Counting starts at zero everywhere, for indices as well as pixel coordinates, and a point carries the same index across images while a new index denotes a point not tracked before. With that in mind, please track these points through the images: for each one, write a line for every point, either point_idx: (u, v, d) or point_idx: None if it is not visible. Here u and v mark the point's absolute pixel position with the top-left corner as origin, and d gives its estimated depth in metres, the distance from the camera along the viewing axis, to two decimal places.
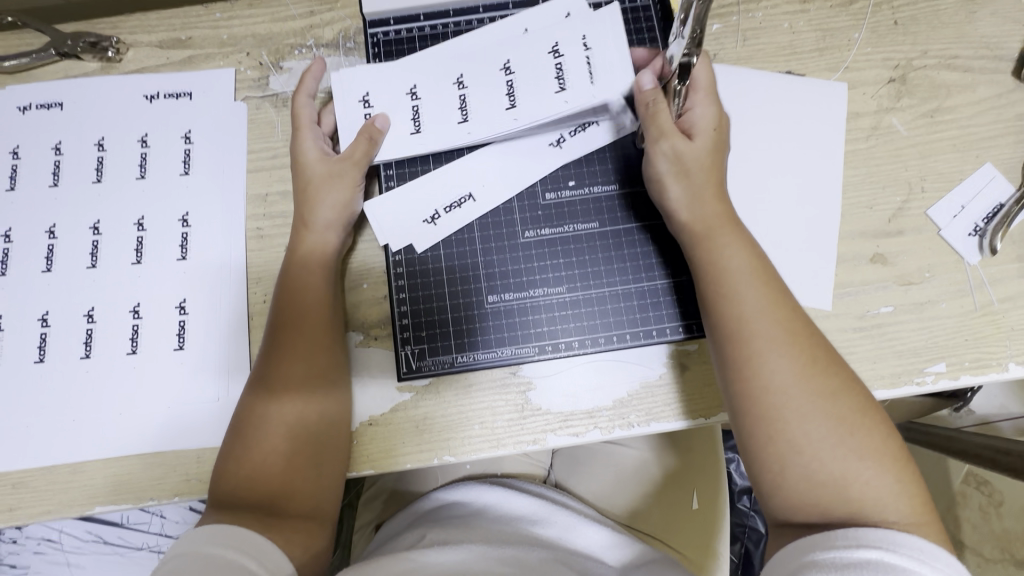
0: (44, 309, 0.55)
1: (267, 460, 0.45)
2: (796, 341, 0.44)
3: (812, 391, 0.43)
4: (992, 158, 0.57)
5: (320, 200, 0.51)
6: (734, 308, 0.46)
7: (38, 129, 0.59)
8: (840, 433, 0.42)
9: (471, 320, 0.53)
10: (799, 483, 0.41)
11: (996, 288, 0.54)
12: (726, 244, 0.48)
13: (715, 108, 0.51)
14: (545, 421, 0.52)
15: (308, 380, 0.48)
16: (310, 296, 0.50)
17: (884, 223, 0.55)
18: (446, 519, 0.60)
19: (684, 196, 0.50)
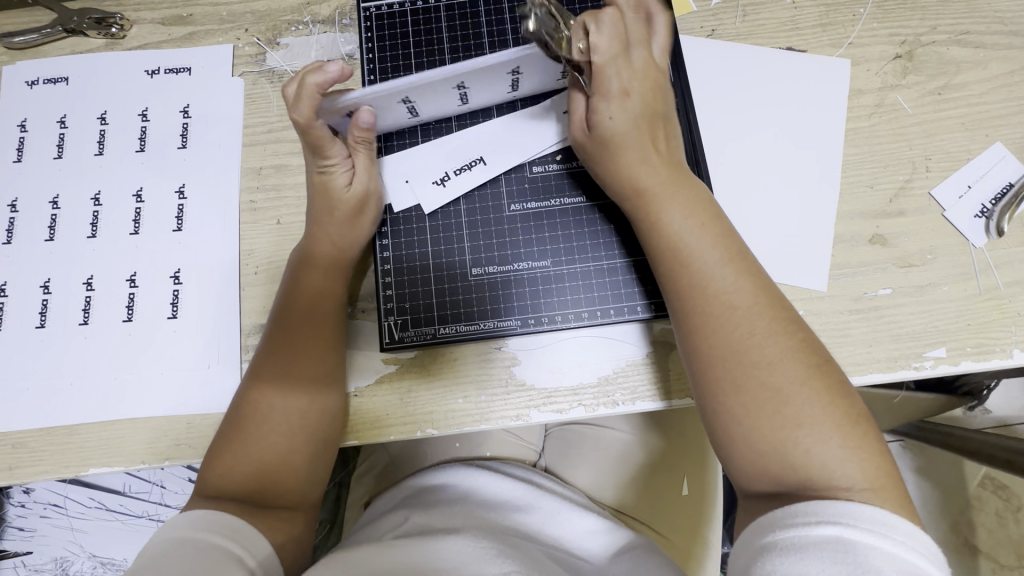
0: (46, 276, 0.57)
1: (256, 436, 0.46)
2: (752, 310, 0.43)
3: (775, 358, 0.42)
4: (1003, 138, 0.54)
5: (332, 212, 0.50)
6: (677, 281, 0.45)
7: (45, 104, 0.60)
8: (803, 407, 0.40)
9: (452, 295, 0.53)
10: (750, 451, 0.41)
11: (1001, 272, 0.52)
12: (670, 210, 0.47)
13: (614, 90, 0.48)
14: (529, 397, 0.52)
15: (292, 357, 0.48)
16: (317, 288, 0.50)
17: (885, 203, 0.54)
18: (452, 499, 0.61)
19: (623, 171, 0.48)
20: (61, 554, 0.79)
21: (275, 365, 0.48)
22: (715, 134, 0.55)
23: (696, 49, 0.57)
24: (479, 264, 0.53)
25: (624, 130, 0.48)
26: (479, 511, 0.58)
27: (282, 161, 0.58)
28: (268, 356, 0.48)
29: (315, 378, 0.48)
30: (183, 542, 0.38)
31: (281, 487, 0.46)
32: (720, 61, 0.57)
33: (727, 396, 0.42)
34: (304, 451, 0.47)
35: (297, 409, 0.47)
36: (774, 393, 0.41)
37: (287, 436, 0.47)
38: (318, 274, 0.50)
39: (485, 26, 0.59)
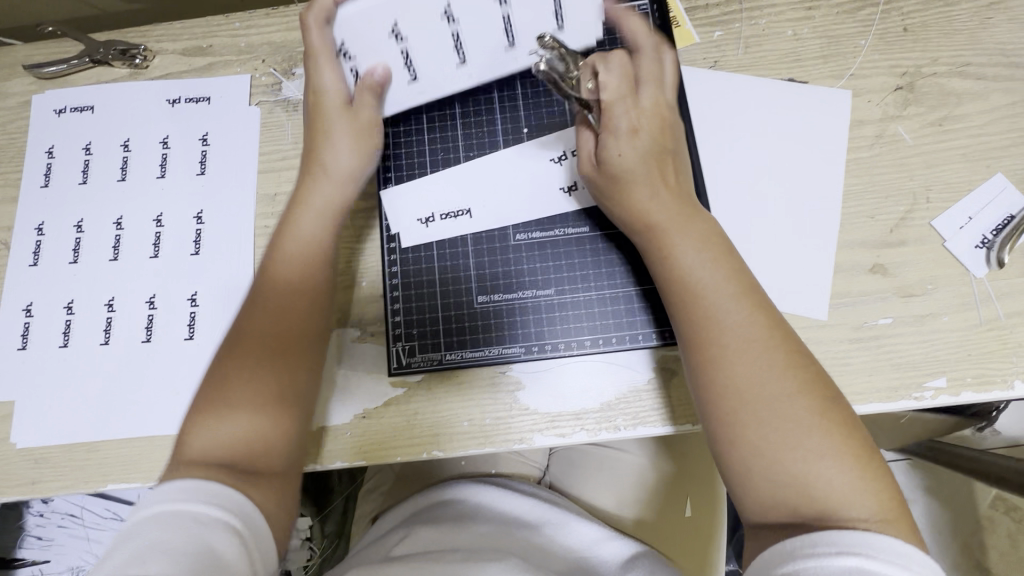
0: (70, 297, 0.59)
1: (239, 364, 0.46)
2: (764, 343, 0.44)
3: (788, 392, 0.42)
4: (1004, 168, 0.55)
5: (333, 149, 0.53)
6: (688, 314, 0.46)
7: (72, 131, 0.63)
8: (815, 440, 0.41)
9: (466, 322, 0.54)
10: (769, 485, 0.41)
11: (1002, 303, 0.52)
12: (681, 244, 0.48)
13: (628, 126, 0.50)
14: (533, 420, 0.53)
15: (284, 290, 0.49)
16: (311, 226, 0.51)
17: (885, 233, 0.54)
18: (469, 515, 0.64)
19: (631, 205, 0.50)
20: (76, 563, 0.81)
21: (259, 306, 0.48)
22: (716, 164, 0.57)
23: (699, 82, 0.58)
24: (489, 290, 0.55)
25: (634, 165, 0.50)
26: (493, 530, 0.60)
27: None
28: (258, 296, 0.49)
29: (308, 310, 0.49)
30: (201, 522, 0.37)
31: (262, 434, 0.44)
32: (722, 93, 0.58)
33: (741, 428, 0.42)
34: (288, 389, 0.46)
35: (282, 343, 0.47)
36: (790, 425, 0.41)
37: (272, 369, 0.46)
38: (310, 215, 0.52)
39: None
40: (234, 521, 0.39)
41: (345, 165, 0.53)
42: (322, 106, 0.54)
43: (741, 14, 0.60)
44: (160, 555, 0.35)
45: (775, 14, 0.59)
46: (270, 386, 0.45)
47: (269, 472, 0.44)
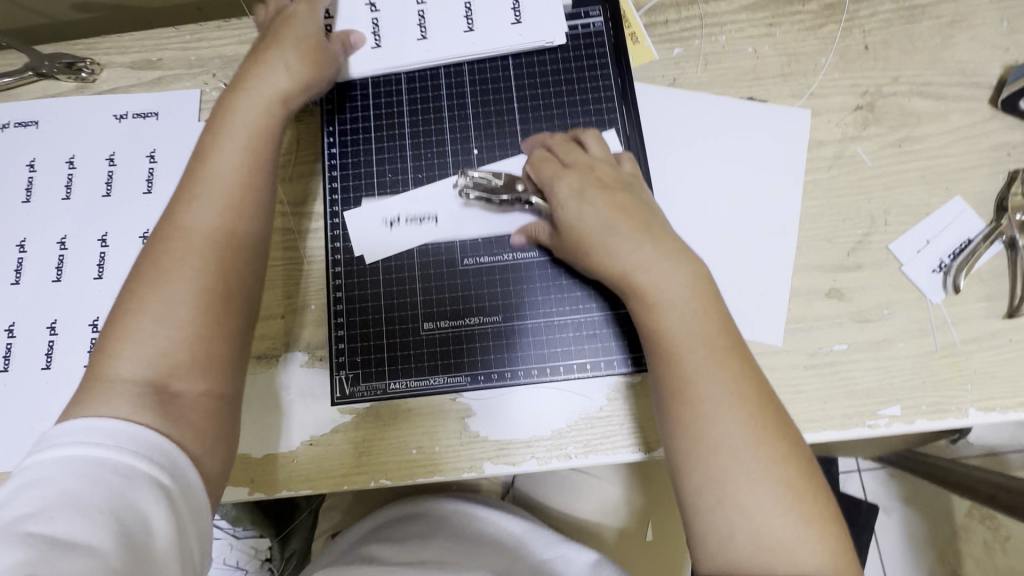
0: (11, 320, 0.57)
1: (174, 255, 0.43)
2: (749, 404, 0.43)
3: (767, 456, 0.41)
4: (963, 191, 0.54)
5: (279, 62, 0.51)
6: (678, 377, 0.44)
7: (16, 147, 0.61)
8: (797, 505, 0.41)
9: (430, 363, 0.53)
10: (752, 550, 0.40)
11: (959, 329, 0.51)
12: (671, 298, 0.45)
13: (571, 192, 0.50)
14: (483, 449, 0.52)
15: (222, 184, 0.46)
16: (251, 125, 0.48)
17: (843, 257, 0.53)
18: (433, 531, 0.63)
19: (614, 255, 0.47)
20: None
21: (190, 209, 0.45)
22: (671, 186, 0.56)
23: (655, 100, 0.58)
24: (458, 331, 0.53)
25: (585, 223, 0.48)
26: (457, 545, 0.61)
27: None
28: (193, 184, 0.46)
29: (241, 217, 0.46)
30: (116, 476, 0.36)
31: (184, 345, 0.42)
32: (679, 113, 0.57)
33: (726, 493, 0.41)
34: (217, 298, 0.43)
35: (214, 247, 0.44)
36: (772, 488, 0.41)
37: (200, 273, 0.43)
38: (245, 121, 0.48)
39: (444, 83, 0.58)
40: (154, 472, 0.37)
41: (287, 77, 0.50)
42: (290, 20, 0.53)
43: (700, 30, 0.58)
44: (73, 509, 0.35)
45: (736, 30, 0.58)
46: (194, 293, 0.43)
47: (189, 393, 0.41)
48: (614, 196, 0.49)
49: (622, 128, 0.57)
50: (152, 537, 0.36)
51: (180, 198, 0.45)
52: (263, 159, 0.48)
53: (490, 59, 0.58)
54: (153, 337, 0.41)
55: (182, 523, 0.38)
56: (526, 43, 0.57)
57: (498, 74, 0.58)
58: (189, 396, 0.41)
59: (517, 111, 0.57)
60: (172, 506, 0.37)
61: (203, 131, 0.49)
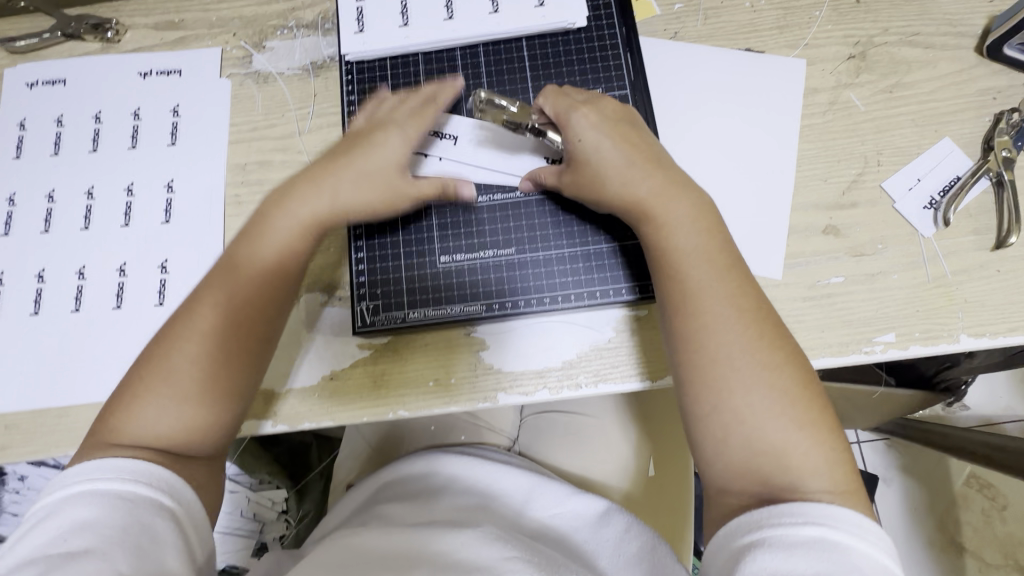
0: (41, 266, 0.60)
1: (198, 341, 0.47)
2: (747, 316, 0.45)
3: (765, 363, 0.44)
4: (951, 133, 0.57)
5: (338, 189, 0.52)
6: (682, 289, 0.47)
7: (44, 104, 0.64)
8: (791, 412, 0.43)
9: (446, 289, 0.55)
10: (745, 452, 0.43)
11: (949, 261, 0.54)
12: (673, 221, 0.49)
13: (582, 124, 0.52)
14: (497, 379, 0.54)
15: (251, 276, 0.49)
16: (286, 228, 0.51)
17: (838, 195, 0.56)
18: (445, 489, 0.64)
19: (622, 185, 0.50)
20: None
21: (219, 290, 0.48)
22: (675, 131, 0.58)
23: (658, 52, 0.60)
24: (472, 261, 0.56)
25: (593, 155, 0.51)
26: (468, 503, 0.62)
27: (266, 158, 0.61)
28: (228, 266, 0.50)
29: (261, 329, 0.49)
30: (121, 500, 0.41)
31: (199, 429, 0.46)
32: (681, 63, 0.60)
33: (724, 398, 0.44)
34: (228, 391, 0.47)
35: (233, 340, 0.48)
36: (770, 394, 0.43)
37: (220, 368, 0.47)
38: (285, 231, 0.51)
39: (461, 62, 0.60)
40: (156, 494, 0.42)
41: (335, 211, 0.52)
42: (368, 156, 0.53)
43: None
44: (86, 531, 0.39)
45: None
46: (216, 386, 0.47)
47: (197, 459, 0.47)
48: (621, 132, 0.52)
49: (628, 74, 0.59)
50: (162, 543, 0.40)
51: (218, 286, 0.49)
52: (295, 258, 0.51)
53: (505, 41, 0.60)
54: (170, 416, 0.46)
55: (189, 529, 0.43)
56: (546, 24, 0.59)
57: (512, 55, 0.60)
58: (196, 455, 0.47)
59: (529, 78, 0.59)
60: (176, 517, 0.42)
61: (262, 205, 0.52)
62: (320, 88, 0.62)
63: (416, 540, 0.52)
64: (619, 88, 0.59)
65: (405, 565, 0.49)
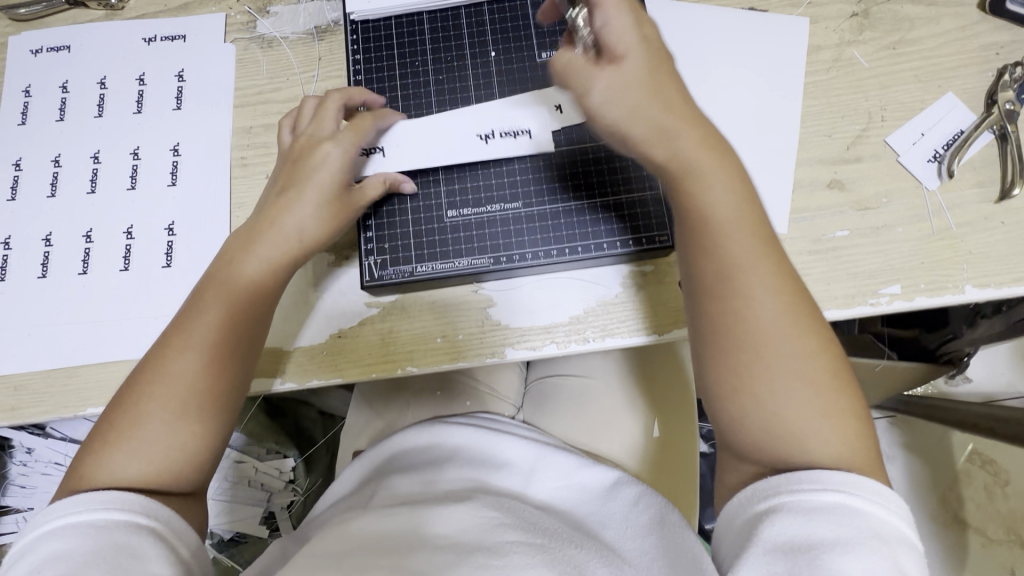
0: (48, 230, 0.60)
1: (167, 376, 0.45)
2: (785, 293, 0.43)
3: (799, 344, 0.42)
4: (954, 88, 0.57)
5: (296, 219, 0.50)
6: (715, 254, 0.44)
7: (49, 70, 0.64)
8: (818, 401, 0.41)
9: (452, 244, 0.54)
10: (760, 432, 0.42)
11: (954, 214, 0.54)
12: (712, 186, 0.45)
13: (627, 19, 0.46)
14: (504, 335, 0.54)
15: (222, 309, 0.47)
16: (255, 255, 0.49)
17: (842, 150, 0.56)
18: (454, 456, 0.63)
19: (659, 137, 0.46)
20: None
21: (190, 327, 0.46)
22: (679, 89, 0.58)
23: (662, 12, 0.60)
24: (479, 216, 0.55)
25: (637, 68, 0.46)
26: (476, 470, 0.60)
27: (271, 121, 0.61)
28: (198, 302, 0.48)
29: (232, 364, 0.46)
30: (94, 528, 0.39)
31: (178, 460, 0.44)
32: (684, 22, 0.60)
33: (748, 371, 0.42)
34: (202, 420, 0.45)
35: (210, 373, 0.45)
36: (799, 378, 0.42)
37: (194, 399, 0.45)
38: (255, 261, 0.49)
39: (464, 21, 0.60)
40: (133, 517, 0.40)
41: (299, 237, 0.50)
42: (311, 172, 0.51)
43: None
44: (62, 562, 0.37)
45: None
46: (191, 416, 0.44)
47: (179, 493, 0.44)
48: (656, 51, 0.47)
49: None
50: (144, 557, 0.38)
51: (189, 318, 0.47)
52: (268, 284, 0.49)
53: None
54: (147, 456, 0.43)
55: (175, 546, 0.41)
56: None
57: (516, 13, 0.60)
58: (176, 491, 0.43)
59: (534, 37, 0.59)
60: (160, 536, 0.40)
61: (232, 238, 0.51)
62: (324, 52, 0.62)
63: (413, 518, 0.51)
64: None
65: (410, 544, 0.47)
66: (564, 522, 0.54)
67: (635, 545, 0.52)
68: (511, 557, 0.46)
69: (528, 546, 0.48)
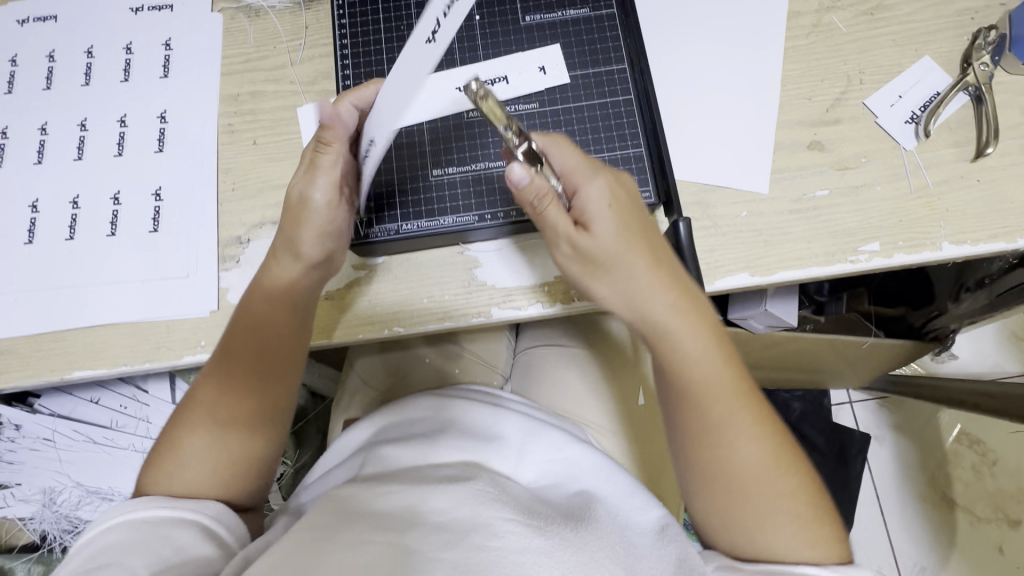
0: (35, 196, 0.60)
1: (206, 406, 0.51)
2: (758, 423, 0.49)
3: (773, 469, 0.48)
4: (931, 52, 0.58)
5: (298, 237, 0.48)
6: (704, 420, 0.49)
7: (35, 40, 0.64)
8: (797, 528, 0.48)
9: (438, 202, 0.55)
10: (751, 546, 0.48)
11: (931, 172, 0.55)
12: (689, 345, 0.49)
13: (604, 189, 0.46)
14: (490, 296, 0.55)
15: (248, 353, 0.51)
16: (277, 286, 0.51)
17: (822, 113, 0.57)
18: (458, 429, 0.60)
19: (647, 290, 0.47)
20: (48, 485, 0.78)
21: (223, 360, 0.51)
22: (662, 55, 0.59)
23: None
24: (464, 175, 0.55)
25: (614, 243, 0.46)
26: (480, 444, 0.57)
27: (258, 89, 0.62)
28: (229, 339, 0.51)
29: (257, 390, 0.51)
30: (139, 521, 0.44)
31: (219, 476, 0.50)
32: None
33: (737, 522, 0.49)
34: (239, 437, 0.51)
35: (242, 397, 0.51)
36: (782, 509, 0.48)
37: (224, 422, 0.50)
38: (279, 288, 0.51)
39: None
40: (178, 512, 0.45)
41: (308, 259, 0.49)
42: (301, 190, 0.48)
43: None
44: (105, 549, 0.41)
45: None
46: (224, 438, 0.50)
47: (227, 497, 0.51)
48: (626, 215, 0.46)
49: None
50: (178, 540, 0.43)
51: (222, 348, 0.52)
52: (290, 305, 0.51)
53: None
54: (189, 467, 0.49)
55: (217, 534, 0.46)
56: None
57: None
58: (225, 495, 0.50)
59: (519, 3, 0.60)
60: (203, 525, 0.46)
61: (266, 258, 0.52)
62: (311, 20, 0.63)
63: (411, 496, 0.48)
64: (606, 7, 0.57)
65: (409, 524, 0.44)
66: (560, 503, 0.52)
67: (634, 532, 0.50)
68: (506, 537, 0.43)
69: (523, 525, 0.45)
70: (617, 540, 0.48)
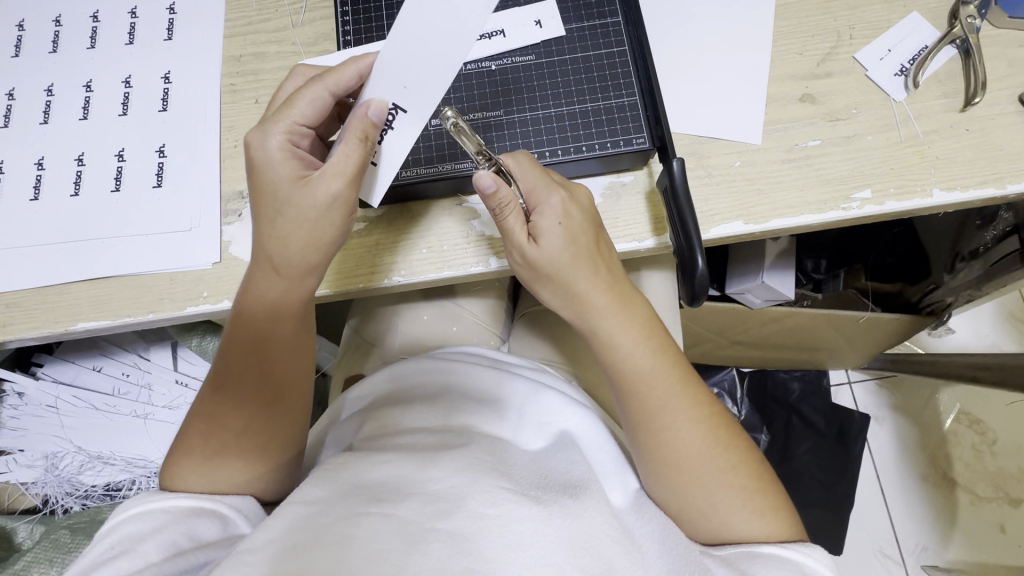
0: (40, 154, 0.61)
1: (211, 416, 0.53)
2: (698, 409, 0.53)
3: (716, 451, 0.52)
4: (918, 9, 0.60)
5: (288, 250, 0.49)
6: (645, 415, 0.52)
7: (42, 5, 0.65)
8: (745, 507, 0.51)
9: (435, 149, 0.56)
10: (708, 527, 0.52)
11: (921, 122, 0.56)
12: (628, 347, 0.53)
13: (557, 203, 0.50)
14: (488, 245, 0.56)
15: (241, 365, 0.52)
16: (266, 298, 0.51)
17: (813, 67, 0.58)
18: (465, 392, 0.59)
19: (590, 298, 0.52)
20: (52, 449, 0.77)
21: (221, 371, 0.53)
22: (656, 15, 0.61)
23: None
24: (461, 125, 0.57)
25: (562, 250, 0.50)
26: (486, 408, 0.56)
27: (261, 50, 0.63)
28: (224, 351, 0.53)
29: (254, 401, 0.53)
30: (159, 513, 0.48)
31: (236, 476, 0.53)
32: None
33: (695, 512, 0.52)
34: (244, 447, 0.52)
35: (244, 408, 0.53)
36: (729, 491, 0.51)
37: (230, 429, 0.53)
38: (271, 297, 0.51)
39: None
40: (195, 502, 0.49)
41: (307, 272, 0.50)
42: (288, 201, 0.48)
43: None
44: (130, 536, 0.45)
45: None
46: (239, 446, 0.52)
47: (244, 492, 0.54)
48: (575, 230, 0.51)
49: None
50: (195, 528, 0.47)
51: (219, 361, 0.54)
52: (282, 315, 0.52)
53: None
54: (207, 470, 0.52)
55: (228, 524, 0.50)
56: None
57: None
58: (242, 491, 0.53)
59: None
60: (218, 515, 0.49)
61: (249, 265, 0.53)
62: None
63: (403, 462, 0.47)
64: None
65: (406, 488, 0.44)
66: (559, 470, 0.51)
67: (625, 502, 0.52)
68: (503, 507, 0.43)
69: (519, 495, 0.45)
70: (611, 511, 0.48)
